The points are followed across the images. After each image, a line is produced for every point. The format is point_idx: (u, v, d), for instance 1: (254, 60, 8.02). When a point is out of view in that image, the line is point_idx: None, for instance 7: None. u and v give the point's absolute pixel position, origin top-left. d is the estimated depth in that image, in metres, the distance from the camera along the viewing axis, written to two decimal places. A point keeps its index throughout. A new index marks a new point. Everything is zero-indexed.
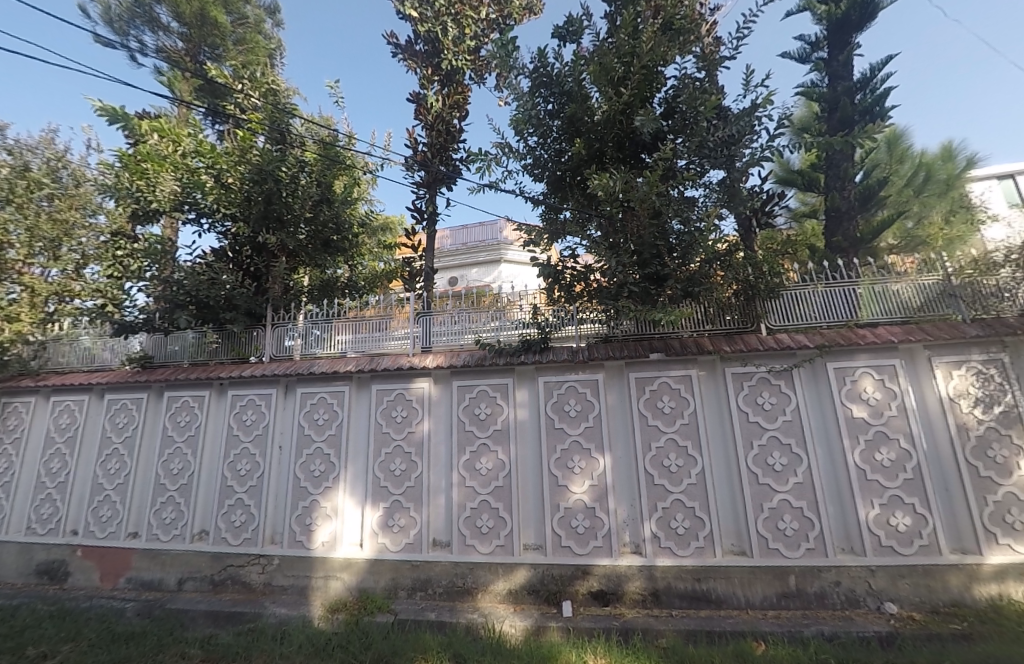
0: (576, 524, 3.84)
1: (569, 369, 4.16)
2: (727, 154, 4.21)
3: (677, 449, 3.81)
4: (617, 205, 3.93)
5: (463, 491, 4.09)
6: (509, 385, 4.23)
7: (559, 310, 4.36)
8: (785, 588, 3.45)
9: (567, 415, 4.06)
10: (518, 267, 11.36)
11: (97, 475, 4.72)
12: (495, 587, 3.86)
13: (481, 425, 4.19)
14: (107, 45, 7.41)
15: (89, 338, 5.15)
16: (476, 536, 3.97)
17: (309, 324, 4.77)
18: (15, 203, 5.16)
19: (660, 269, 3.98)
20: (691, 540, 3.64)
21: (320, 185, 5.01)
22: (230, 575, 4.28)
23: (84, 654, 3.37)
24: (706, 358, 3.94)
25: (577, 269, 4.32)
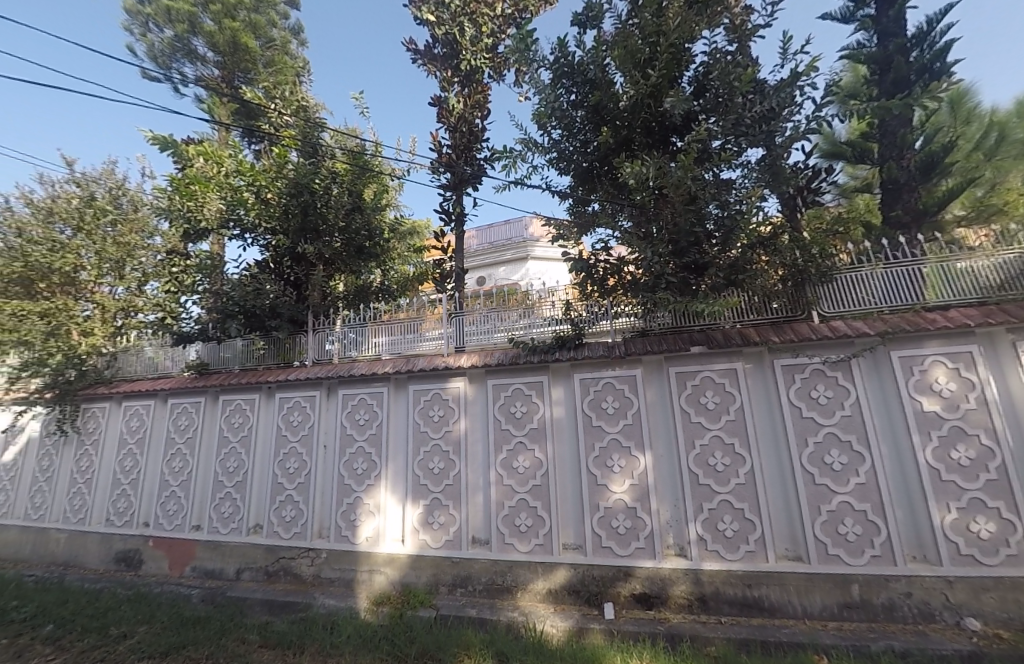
0: (616, 524, 3.72)
1: (606, 365, 4.03)
2: (766, 130, 3.88)
3: (723, 446, 3.59)
4: (649, 193, 3.66)
5: (501, 490, 4.08)
6: (544, 383, 4.16)
7: (593, 305, 4.21)
8: (848, 598, 3.15)
9: (605, 412, 3.94)
10: (545, 264, 11.26)
11: (164, 472, 5.19)
12: (535, 587, 3.82)
13: (517, 424, 4.16)
14: (153, 78, 8.11)
15: (152, 348, 5.69)
16: (514, 535, 3.96)
17: (346, 329, 4.96)
18: (85, 231, 5.71)
19: (699, 258, 3.73)
20: (740, 543, 3.41)
21: (351, 194, 5.24)
22: (282, 566, 4.55)
23: (158, 636, 3.69)
24: (752, 349, 3.68)
25: (610, 262, 4.06)
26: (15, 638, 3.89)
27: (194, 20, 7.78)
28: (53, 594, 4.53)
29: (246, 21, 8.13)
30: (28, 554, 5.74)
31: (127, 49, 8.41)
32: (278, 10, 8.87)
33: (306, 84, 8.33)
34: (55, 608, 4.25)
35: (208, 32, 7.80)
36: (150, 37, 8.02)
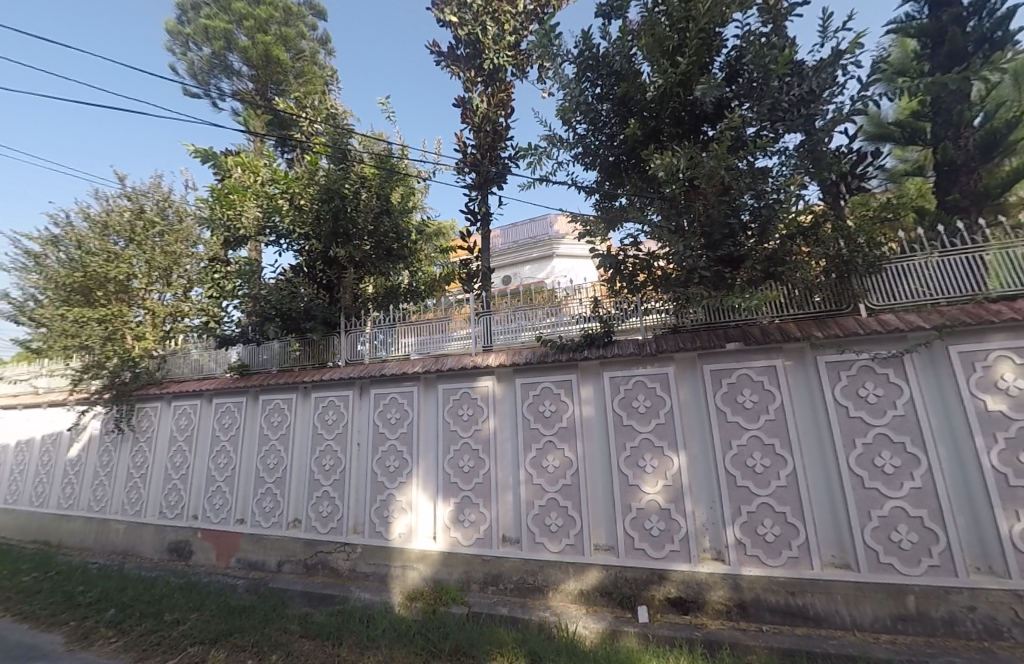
0: (649, 526, 3.41)
1: (637, 362, 3.68)
2: (805, 114, 3.39)
3: (762, 446, 3.22)
4: (680, 186, 3.27)
5: (531, 489, 3.86)
6: (573, 381, 3.88)
7: (622, 301, 3.91)
8: (903, 610, 2.78)
9: (636, 411, 3.60)
10: (571, 262, 11.13)
11: (210, 468, 5.49)
12: (566, 586, 3.58)
13: (547, 424, 3.90)
14: (193, 95, 8.57)
15: (199, 351, 6.03)
16: (545, 534, 3.73)
17: (376, 331, 5.07)
18: (136, 241, 6.10)
19: (734, 250, 3.34)
20: (782, 549, 3.06)
21: (379, 197, 5.36)
22: (320, 560, 4.68)
23: (207, 622, 3.90)
24: (793, 344, 3.26)
25: (641, 257, 3.68)
26: (81, 621, 4.23)
27: (230, 37, 8.16)
28: (115, 581, 4.88)
29: (277, 35, 8.44)
30: (93, 543, 6.21)
31: (170, 69, 8.90)
32: (307, 22, 9.17)
33: (334, 92, 8.58)
34: (117, 593, 4.59)
35: (242, 47, 8.16)
36: (190, 56, 8.47)
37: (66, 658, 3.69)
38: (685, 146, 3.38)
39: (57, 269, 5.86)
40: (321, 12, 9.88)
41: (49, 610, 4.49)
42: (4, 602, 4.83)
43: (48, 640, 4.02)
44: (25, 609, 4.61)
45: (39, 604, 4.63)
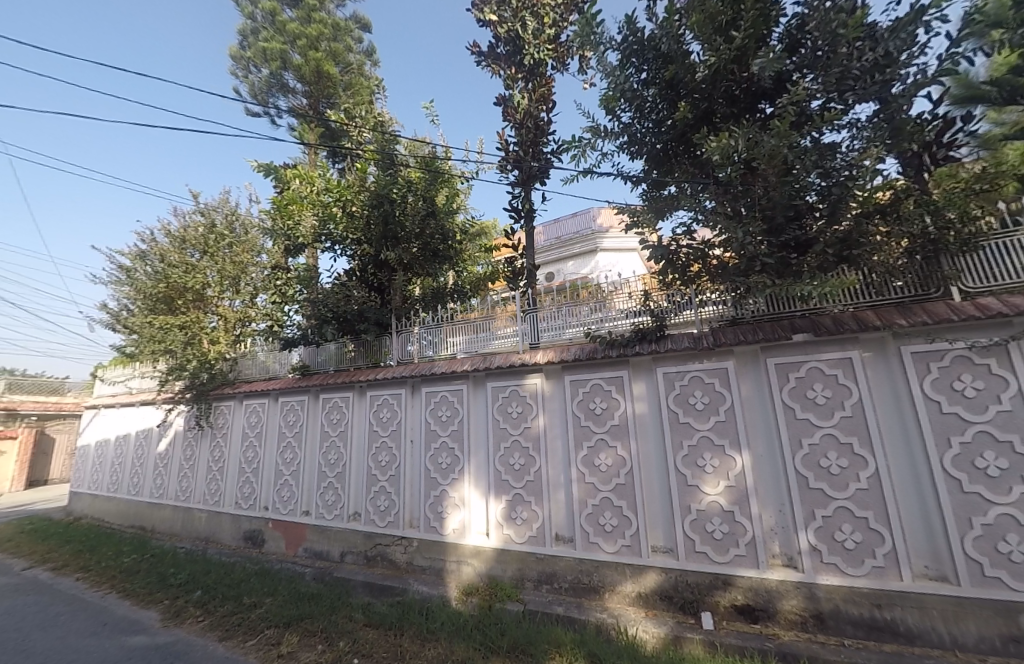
0: (712, 528, 3.22)
1: (693, 357, 3.48)
2: (881, 81, 3.02)
3: (838, 446, 2.95)
4: (736, 169, 3.06)
5: (583, 488, 3.75)
6: (624, 378, 3.73)
7: (674, 294, 3.69)
8: (1015, 631, 2.45)
9: (693, 408, 3.41)
10: (616, 255, 10.86)
11: (279, 462, 5.85)
12: (623, 588, 3.46)
13: (597, 421, 3.78)
14: (254, 114, 9.16)
15: (265, 353, 6.48)
16: (600, 534, 3.61)
17: (423, 332, 5.19)
18: (209, 253, 6.61)
19: (801, 234, 3.07)
20: (865, 557, 2.79)
21: (425, 200, 5.48)
22: (379, 552, 4.84)
23: (281, 607, 4.14)
24: (870, 334, 2.96)
25: (694, 247, 3.46)
26: (173, 600, 4.64)
27: (285, 57, 8.65)
28: (200, 565, 5.33)
29: (326, 50, 8.84)
30: (179, 529, 6.82)
31: (233, 92, 9.58)
32: (353, 36, 9.55)
33: (380, 101, 8.87)
34: (201, 576, 5.01)
35: (296, 66, 8.63)
36: (251, 77, 9.05)
37: (163, 633, 4.07)
38: (742, 126, 3.14)
39: (142, 281, 6.45)
40: (366, 24, 10.23)
41: (146, 589, 4.97)
42: (110, 580, 5.41)
43: (147, 616, 4.46)
44: (128, 586, 5.14)
45: (138, 583, 5.15)
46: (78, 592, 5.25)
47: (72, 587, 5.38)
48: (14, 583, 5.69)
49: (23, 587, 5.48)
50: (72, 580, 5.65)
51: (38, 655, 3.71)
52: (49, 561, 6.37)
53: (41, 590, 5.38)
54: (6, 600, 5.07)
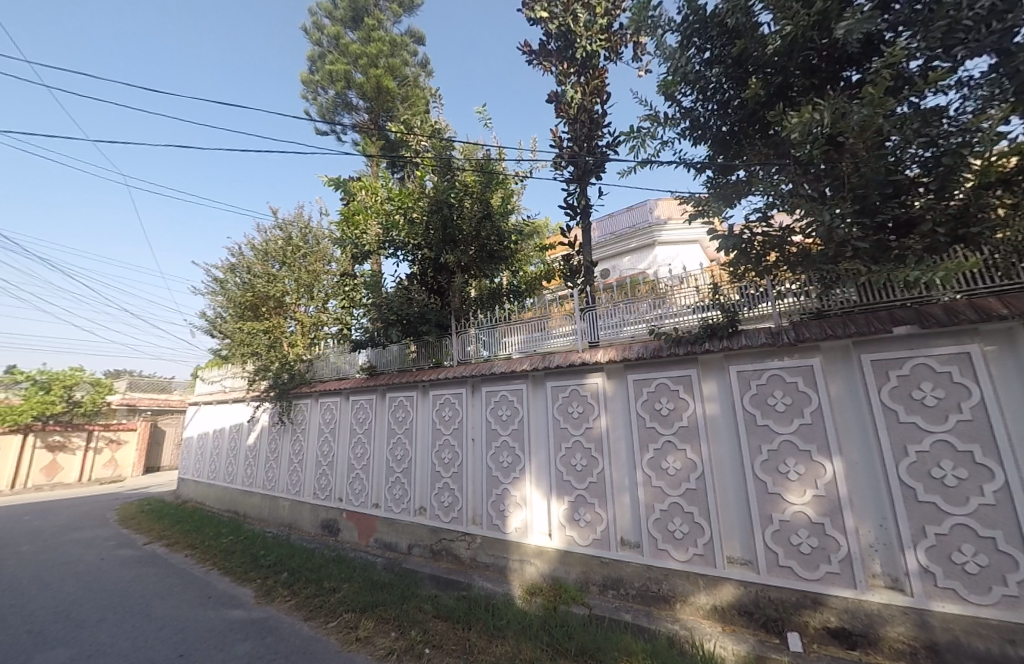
0: (798, 542, 2.95)
1: (771, 353, 3.22)
2: (1002, 28, 2.57)
3: (954, 454, 2.59)
4: (820, 146, 2.77)
5: (650, 492, 3.58)
6: (692, 376, 3.52)
7: (747, 286, 3.43)
8: None
9: (772, 409, 3.15)
10: (675, 248, 10.40)
11: (351, 457, 6.16)
12: (696, 599, 3.27)
13: (664, 422, 3.60)
14: (323, 132, 9.76)
15: (336, 355, 6.87)
16: (668, 540, 3.44)
17: (479, 333, 5.25)
18: (287, 263, 7.09)
19: (902, 213, 2.73)
20: (992, 583, 2.43)
21: (481, 203, 5.55)
22: (444, 546, 4.93)
23: (356, 594, 4.33)
24: (993, 324, 2.57)
25: (771, 234, 3.20)
26: (264, 580, 5.02)
27: (348, 77, 9.12)
28: (285, 548, 5.73)
29: (386, 66, 9.18)
30: (267, 515, 7.38)
31: (305, 114, 10.26)
32: (409, 50, 9.88)
33: (435, 111, 9.12)
34: (287, 559, 5.38)
35: (359, 84, 9.08)
36: (319, 99, 9.63)
37: (256, 609, 4.41)
38: (826, 98, 2.86)
39: (230, 289, 7.04)
40: (421, 36, 10.53)
41: (241, 567, 5.43)
42: (212, 558, 5.97)
43: (243, 593, 4.85)
44: (226, 565, 5.64)
45: (235, 561, 5.63)
46: (187, 566, 5.84)
47: (183, 562, 6.00)
48: (138, 555, 6.45)
49: (144, 559, 6.20)
50: (182, 555, 6.30)
51: (157, 620, 4.16)
52: (164, 538, 7.16)
53: (157, 563, 6.04)
54: (131, 570, 5.74)
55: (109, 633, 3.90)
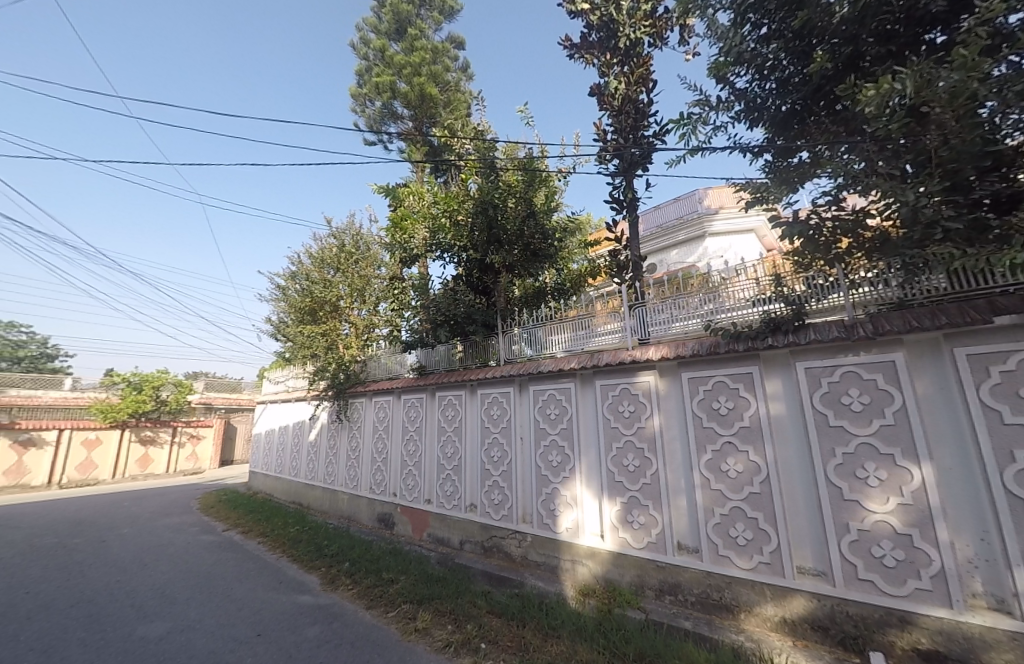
0: (881, 554, 2.71)
1: (844, 349, 2.97)
2: None
3: None
4: (901, 119, 2.52)
5: (710, 495, 3.41)
6: (754, 374, 3.31)
7: (815, 276, 3.18)
8: None
9: (847, 409, 2.92)
10: (727, 239, 9.92)
11: (403, 454, 6.33)
12: (763, 610, 3.09)
13: (723, 422, 3.42)
14: (371, 142, 10.10)
15: (387, 356, 7.08)
16: (730, 547, 3.26)
17: (524, 332, 5.23)
18: (341, 268, 7.40)
19: (1001, 188, 2.44)
20: None
21: (525, 203, 5.55)
22: (495, 544, 4.95)
23: (413, 586, 4.43)
24: None
25: (844, 218, 3.01)
26: (328, 568, 5.26)
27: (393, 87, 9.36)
28: (346, 539, 5.97)
29: (428, 74, 9.37)
30: (328, 508, 7.74)
31: (353, 126, 10.65)
32: (450, 56, 10.00)
33: (476, 114, 9.18)
34: (348, 549, 5.61)
35: (403, 94, 9.31)
36: (367, 111, 9.99)
37: (323, 596, 4.62)
38: (908, 65, 2.60)
39: (291, 295, 7.43)
40: (461, 42, 10.64)
41: (307, 556, 5.72)
42: (281, 545, 6.34)
43: (310, 579, 5.11)
44: (294, 552, 5.97)
45: (302, 549, 5.94)
46: (260, 553, 6.24)
47: (256, 549, 6.42)
48: (217, 540, 6.97)
49: (224, 545, 6.68)
50: (256, 542, 6.75)
51: (237, 601, 4.46)
52: (239, 526, 7.69)
53: (235, 549, 6.50)
54: (213, 553, 6.21)
55: (196, 610, 4.22)
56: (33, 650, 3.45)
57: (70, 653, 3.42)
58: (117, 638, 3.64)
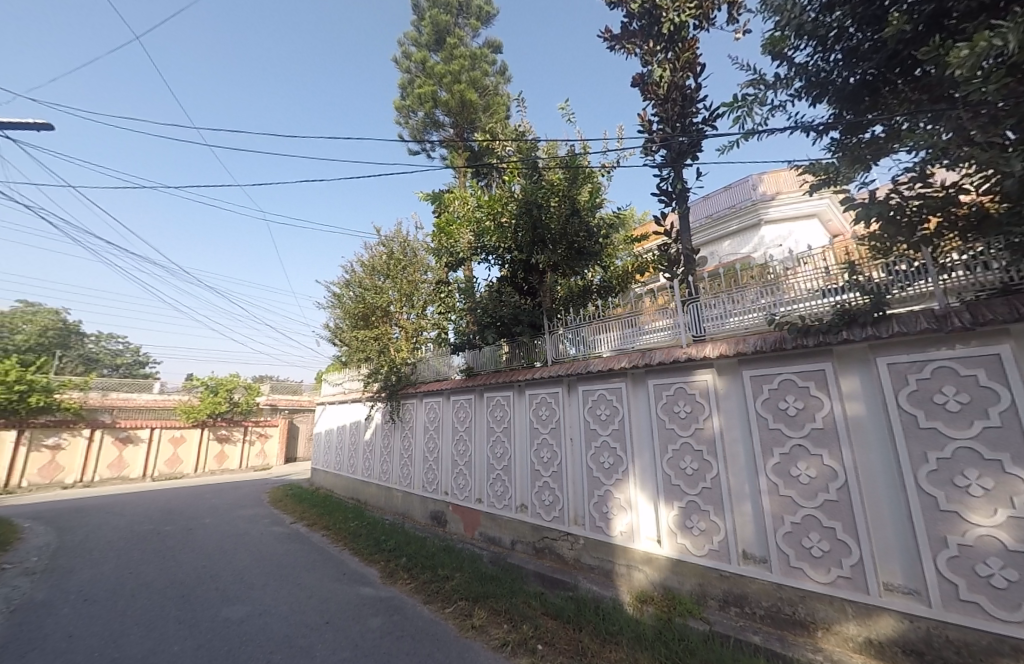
0: (987, 573, 2.41)
1: (934, 342, 2.67)
2: None
3: None
4: (1002, 78, 2.23)
5: (778, 502, 3.18)
6: (826, 371, 3.06)
7: (899, 261, 2.88)
8: None
9: (941, 410, 2.62)
10: (783, 226, 9.34)
11: (453, 454, 6.40)
12: (843, 629, 2.84)
13: (792, 423, 3.19)
14: (415, 152, 10.34)
15: (436, 358, 7.18)
16: (804, 559, 3.02)
17: (570, 331, 5.14)
18: (391, 274, 7.61)
19: None
20: None
21: (570, 201, 5.45)
22: (547, 545, 4.89)
23: (468, 583, 4.44)
24: None
25: (930, 198, 2.78)
26: (387, 562, 5.41)
27: (435, 97, 9.50)
28: (402, 535, 6.12)
29: (468, 80, 9.44)
30: (384, 504, 7.97)
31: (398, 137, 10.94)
32: (488, 61, 10.04)
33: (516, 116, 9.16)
34: (404, 544, 5.74)
35: (444, 102, 9.46)
36: (411, 122, 10.18)
37: (383, 588, 4.75)
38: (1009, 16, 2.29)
39: (345, 301, 7.73)
40: (498, 45, 10.65)
41: (367, 549, 5.92)
42: (343, 538, 6.60)
43: (371, 572, 5.27)
44: (355, 545, 6.20)
45: (362, 543, 6.16)
46: (324, 545, 6.53)
47: (320, 541, 6.73)
48: (286, 532, 7.38)
49: (292, 536, 7.05)
50: (320, 535, 7.07)
51: (308, 589, 4.68)
52: (304, 519, 8.11)
53: (302, 540, 6.84)
54: (283, 544, 6.58)
55: (272, 596, 4.46)
56: (136, 624, 3.77)
57: (166, 628, 3.70)
58: (206, 618, 3.91)
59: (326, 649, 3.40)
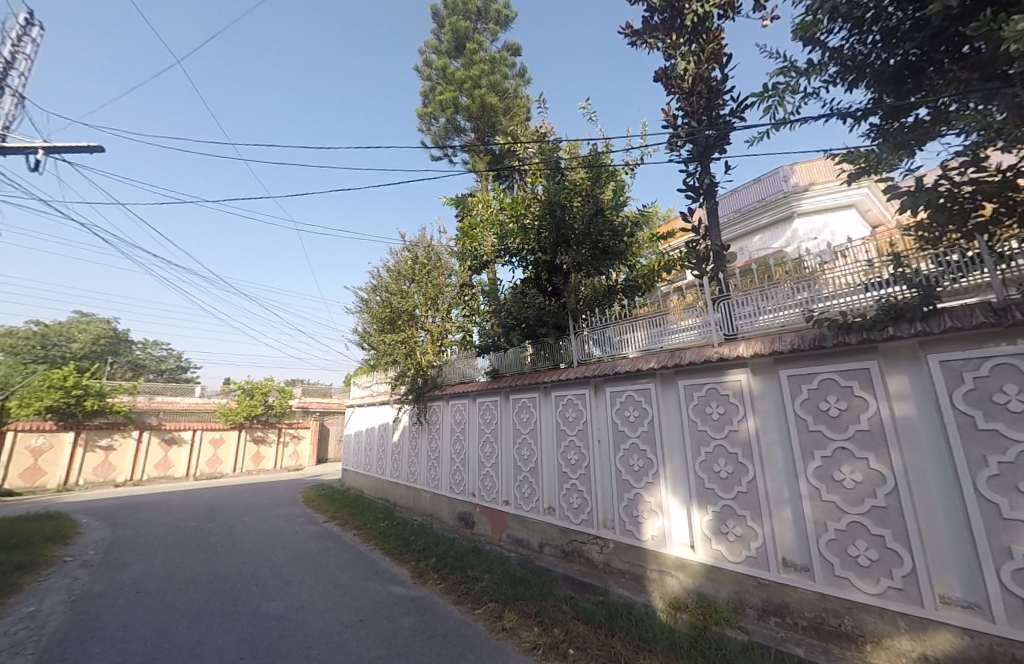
0: None
1: (993, 338, 2.50)
2: None
3: None
4: None
5: (821, 507, 3.03)
6: (871, 370, 2.90)
7: (948, 252, 2.71)
8: None
9: (1002, 410, 2.45)
10: (816, 218, 8.98)
11: (480, 455, 6.40)
12: (895, 643, 2.67)
13: (834, 425, 3.03)
14: (437, 157, 10.44)
15: (461, 361, 7.18)
16: (850, 567, 2.87)
17: (596, 332, 5.06)
18: (416, 278, 7.68)
19: None
20: None
21: (593, 201, 5.39)
22: (575, 548, 4.82)
23: (497, 585, 4.42)
24: None
25: (986, 185, 2.71)
26: (417, 562, 5.44)
27: (456, 102, 9.56)
28: (431, 535, 6.16)
29: (488, 85, 9.48)
30: (412, 505, 8.03)
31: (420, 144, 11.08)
32: (508, 64, 10.06)
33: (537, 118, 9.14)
34: (433, 544, 5.77)
35: (465, 107, 9.52)
36: (432, 128, 10.28)
37: (414, 588, 4.78)
38: None
39: (372, 305, 7.85)
40: (517, 48, 10.64)
41: (397, 549, 5.97)
42: (374, 538, 6.70)
43: (401, 571, 5.31)
44: (385, 545, 6.27)
45: (392, 543, 6.22)
46: (355, 544, 6.63)
47: (352, 540, 6.84)
48: (319, 531, 7.54)
49: (325, 535, 7.20)
50: (352, 534, 7.20)
51: (342, 586, 4.75)
52: (336, 518, 8.27)
53: (334, 539, 6.97)
54: (318, 542, 6.72)
55: (308, 593, 4.55)
56: (182, 616, 3.90)
57: (211, 620, 3.82)
58: (247, 612, 4.01)
59: (362, 646, 3.43)
